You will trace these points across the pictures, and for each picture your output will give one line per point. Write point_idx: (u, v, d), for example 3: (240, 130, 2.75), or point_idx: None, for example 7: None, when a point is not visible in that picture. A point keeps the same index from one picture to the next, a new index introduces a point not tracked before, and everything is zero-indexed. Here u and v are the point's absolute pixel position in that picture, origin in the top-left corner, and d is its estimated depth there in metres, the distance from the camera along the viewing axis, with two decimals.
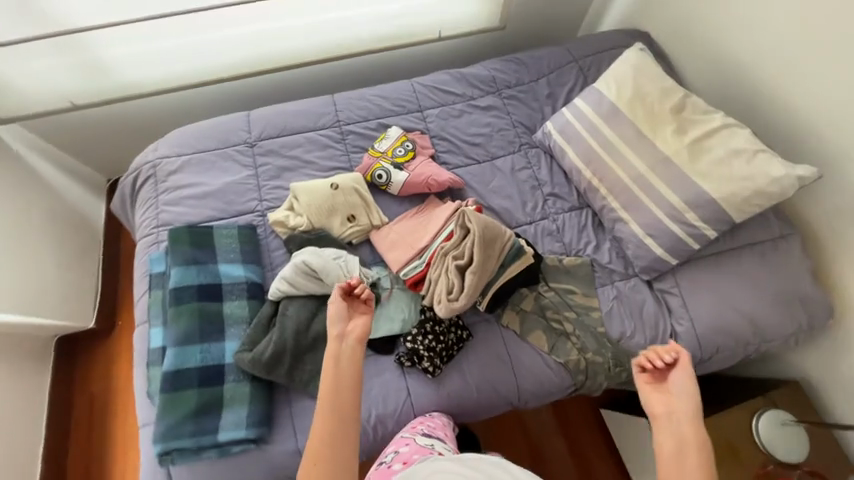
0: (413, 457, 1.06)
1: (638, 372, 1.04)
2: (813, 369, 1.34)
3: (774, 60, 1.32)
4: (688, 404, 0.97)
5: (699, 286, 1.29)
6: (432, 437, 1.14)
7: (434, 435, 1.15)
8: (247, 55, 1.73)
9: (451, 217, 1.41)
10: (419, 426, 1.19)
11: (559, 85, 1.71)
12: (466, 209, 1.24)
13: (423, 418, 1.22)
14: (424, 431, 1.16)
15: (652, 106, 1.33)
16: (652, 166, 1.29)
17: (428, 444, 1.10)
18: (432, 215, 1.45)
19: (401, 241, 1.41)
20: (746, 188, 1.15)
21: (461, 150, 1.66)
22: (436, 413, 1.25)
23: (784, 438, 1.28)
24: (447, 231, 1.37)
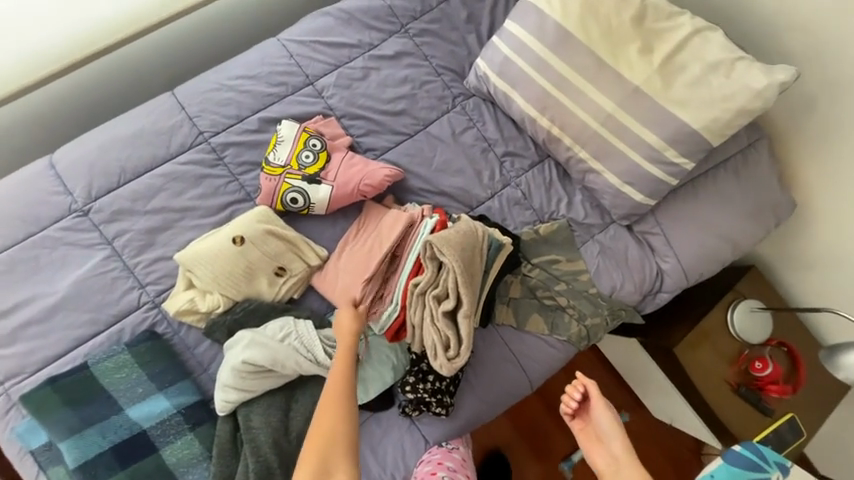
0: None
1: (568, 421, 1.06)
2: (774, 256, 1.40)
3: None
4: (616, 440, 0.99)
5: (677, 220, 1.23)
6: None
7: None
8: (24, 55, 1.16)
9: (413, 235, 1.13)
10: (440, 471, 1.08)
11: (476, 3, 1.32)
12: (433, 240, 1.02)
13: (440, 457, 1.12)
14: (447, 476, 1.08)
15: (605, 21, 1.05)
16: (621, 103, 1.07)
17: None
18: (381, 235, 1.14)
19: (357, 283, 1.10)
20: (728, 110, 1.00)
21: (384, 126, 1.27)
22: (451, 450, 1.16)
23: (755, 324, 1.37)
24: (413, 259, 1.11)
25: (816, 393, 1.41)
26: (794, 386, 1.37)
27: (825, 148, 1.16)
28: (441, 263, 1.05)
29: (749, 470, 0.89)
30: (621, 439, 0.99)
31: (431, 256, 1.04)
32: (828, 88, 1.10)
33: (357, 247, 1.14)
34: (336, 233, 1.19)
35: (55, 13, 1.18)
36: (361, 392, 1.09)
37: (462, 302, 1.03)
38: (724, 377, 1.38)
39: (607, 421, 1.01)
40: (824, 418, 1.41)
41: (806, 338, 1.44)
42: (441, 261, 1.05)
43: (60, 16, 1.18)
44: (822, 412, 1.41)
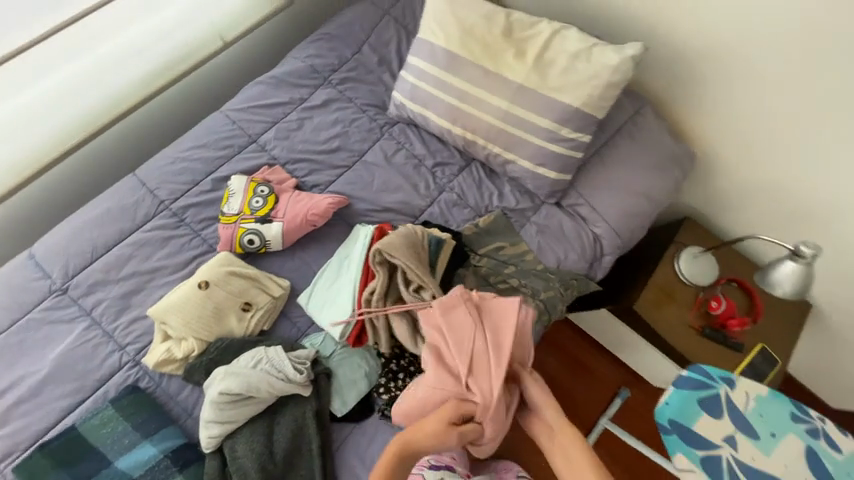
0: None
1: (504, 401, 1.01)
2: (701, 204, 1.52)
3: None
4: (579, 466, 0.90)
5: (596, 188, 1.37)
6: (440, 470, 1.13)
7: (442, 466, 1.14)
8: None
9: (354, 250, 1.25)
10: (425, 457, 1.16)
11: (383, 47, 1.53)
12: (381, 245, 1.16)
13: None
14: (432, 462, 1.15)
15: (482, 37, 1.24)
16: (513, 99, 1.23)
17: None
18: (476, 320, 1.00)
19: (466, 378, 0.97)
20: (597, 85, 1.16)
21: (325, 163, 1.44)
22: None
23: (702, 268, 1.46)
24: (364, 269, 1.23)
25: (780, 321, 1.48)
26: (753, 317, 1.44)
27: (701, 100, 1.32)
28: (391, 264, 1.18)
29: (697, 391, 0.95)
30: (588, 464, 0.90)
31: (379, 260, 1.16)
32: (684, 51, 1.27)
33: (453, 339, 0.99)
34: (296, 264, 1.31)
35: (21, 128, 1.32)
36: (339, 403, 1.15)
37: (427, 283, 1.15)
38: (687, 323, 1.46)
39: (572, 450, 0.92)
40: (793, 343, 1.47)
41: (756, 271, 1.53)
42: (391, 262, 1.18)
43: (25, 129, 1.33)
44: (790, 338, 1.46)
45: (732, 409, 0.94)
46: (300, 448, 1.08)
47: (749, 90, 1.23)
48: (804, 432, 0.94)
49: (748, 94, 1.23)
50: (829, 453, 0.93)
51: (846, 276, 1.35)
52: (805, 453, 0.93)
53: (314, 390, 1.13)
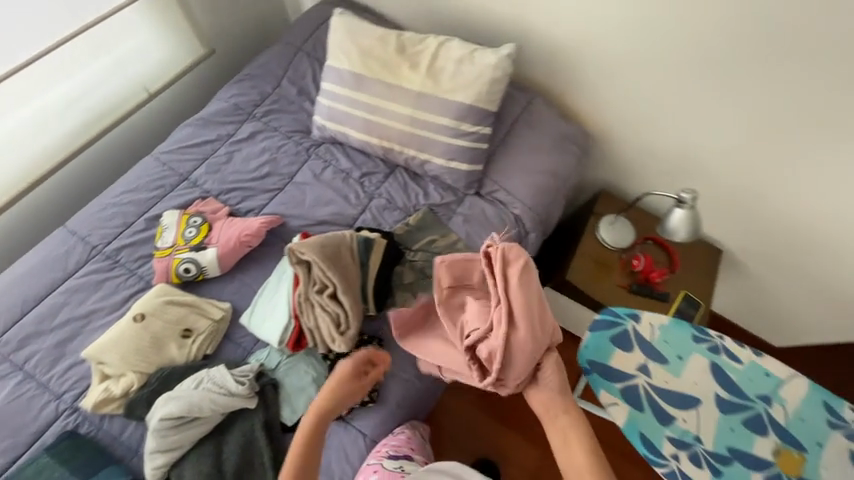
0: None
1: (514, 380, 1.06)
2: (609, 176, 1.68)
3: None
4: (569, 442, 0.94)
5: (508, 173, 1.51)
6: (398, 459, 1.16)
7: (400, 455, 1.17)
8: None
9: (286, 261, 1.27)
10: (384, 448, 1.18)
11: (301, 79, 1.66)
12: (292, 245, 1.20)
13: (385, 438, 1.21)
14: (391, 453, 1.17)
15: (379, 57, 1.39)
16: (415, 106, 1.38)
17: (396, 469, 1.12)
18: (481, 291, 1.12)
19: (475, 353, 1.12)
20: (483, 83, 1.32)
21: (257, 189, 1.51)
22: (401, 431, 1.25)
23: (620, 232, 1.60)
24: (290, 275, 1.27)
25: (697, 268, 1.62)
26: (671, 268, 1.59)
27: (581, 86, 1.49)
28: (309, 262, 1.22)
29: (608, 329, 1.05)
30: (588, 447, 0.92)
31: (294, 260, 1.20)
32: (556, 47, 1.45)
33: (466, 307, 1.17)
34: (236, 286, 1.35)
35: None
36: (289, 411, 1.16)
37: (335, 283, 1.19)
38: (617, 284, 1.58)
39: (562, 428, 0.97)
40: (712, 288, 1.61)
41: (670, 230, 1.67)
42: (307, 261, 1.22)
43: None
44: (708, 283, 1.60)
45: (641, 341, 1.04)
46: (252, 461, 1.09)
47: (615, 73, 1.40)
48: (706, 350, 1.04)
49: (617, 76, 1.40)
50: (730, 365, 1.03)
51: (739, 218, 1.51)
52: (710, 368, 1.03)
53: (261, 401, 1.14)
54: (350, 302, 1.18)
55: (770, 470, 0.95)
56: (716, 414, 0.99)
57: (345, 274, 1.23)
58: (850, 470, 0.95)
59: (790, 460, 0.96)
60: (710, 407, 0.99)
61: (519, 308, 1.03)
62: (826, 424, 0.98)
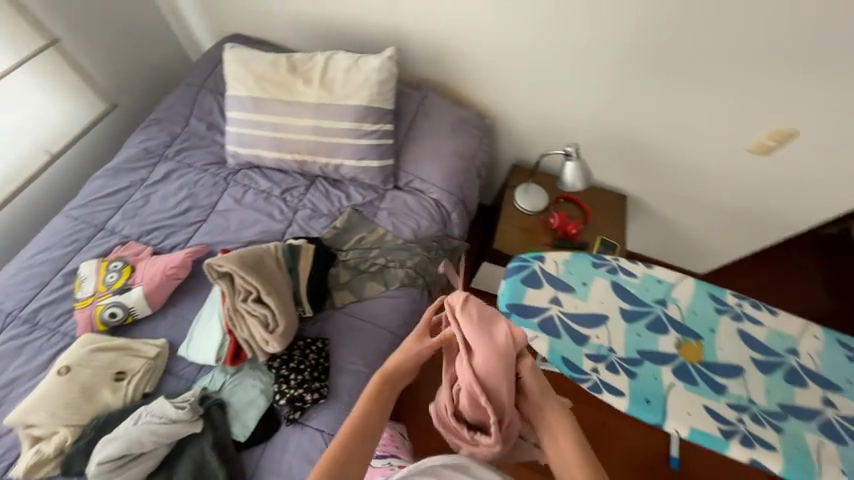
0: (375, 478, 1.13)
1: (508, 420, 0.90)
2: (515, 150, 1.83)
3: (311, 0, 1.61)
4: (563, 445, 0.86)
5: (420, 163, 1.62)
6: (386, 456, 1.23)
7: (387, 454, 1.25)
8: None
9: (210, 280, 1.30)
10: None
11: (208, 114, 1.72)
12: (209, 261, 1.24)
13: None
14: (378, 453, 1.24)
15: (273, 79, 1.49)
16: (316, 116, 1.49)
17: (384, 462, 1.19)
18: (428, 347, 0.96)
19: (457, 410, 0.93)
20: (372, 85, 1.45)
21: (179, 225, 1.52)
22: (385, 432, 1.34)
23: (533, 197, 1.75)
24: (217, 293, 1.31)
25: (612, 213, 1.75)
26: (585, 218, 1.72)
27: (464, 74, 1.64)
28: (230, 275, 1.26)
29: (518, 275, 1.16)
30: (569, 441, 0.87)
31: (214, 275, 1.24)
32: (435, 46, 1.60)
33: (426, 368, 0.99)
34: (170, 321, 1.34)
35: None
36: (240, 427, 1.17)
37: (259, 288, 1.23)
38: (542, 244, 1.71)
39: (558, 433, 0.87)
40: (624, 232, 1.74)
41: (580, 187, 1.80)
42: (228, 273, 1.26)
43: None
44: (620, 226, 1.73)
45: (548, 277, 1.16)
46: None
47: (490, 58, 1.55)
48: (604, 272, 1.17)
49: (493, 60, 1.56)
50: (627, 281, 1.17)
51: (632, 164, 1.68)
52: (611, 287, 1.15)
53: (207, 424, 1.15)
54: (276, 302, 1.23)
55: (675, 361, 1.07)
56: (622, 324, 1.11)
57: (269, 279, 1.27)
58: (740, 345, 1.10)
59: (691, 349, 1.09)
60: (616, 320, 1.11)
61: (479, 346, 0.87)
62: (713, 312, 1.14)
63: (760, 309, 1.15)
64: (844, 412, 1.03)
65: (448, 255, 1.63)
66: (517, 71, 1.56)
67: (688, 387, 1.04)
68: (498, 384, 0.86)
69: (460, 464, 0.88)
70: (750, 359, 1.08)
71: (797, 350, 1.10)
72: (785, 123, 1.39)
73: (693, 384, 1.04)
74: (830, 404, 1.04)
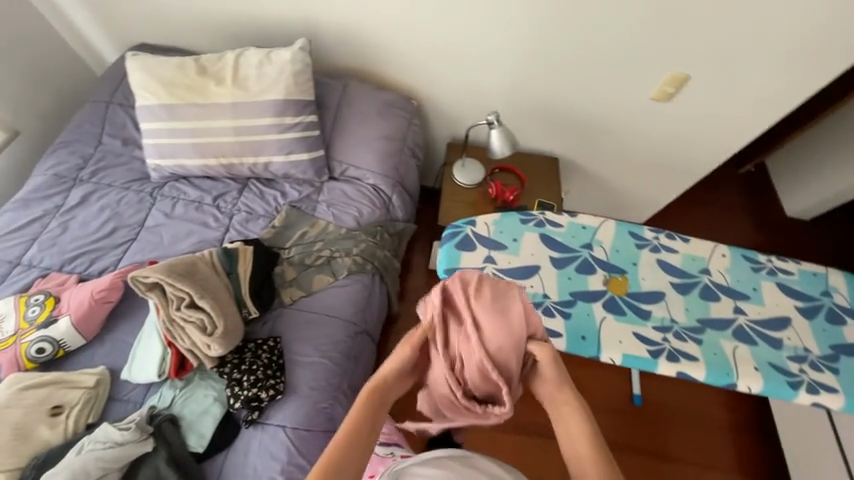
0: (377, 468, 1.13)
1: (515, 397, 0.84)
2: (447, 128, 1.87)
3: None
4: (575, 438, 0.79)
5: (351, 150, 1.63)
6: (389, 445, 1.22)
7: (391, 442, 1.24)
8: None
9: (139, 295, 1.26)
10: None
11: (122, 130, 1.64)
12: (133, 275, 1.21)
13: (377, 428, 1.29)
14: (381, 440, 1.23)
15: (182, 83, 1.46)
16: (234, 115, 1.48)
17: (388, 453, 1.19)
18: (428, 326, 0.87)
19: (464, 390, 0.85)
20: (286, 77, 1.46)
21: (106, 248, 1.45)
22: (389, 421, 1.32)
23: (470, 172, 1.78)
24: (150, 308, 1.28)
25: (548, 176, 1.82)
26: (521, 184, 1.78)
27: (381, 56, 1.65)
28: (159, 285, 1.23)
29: (452, 242, 1.21)
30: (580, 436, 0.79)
31: (142, 288, 1.21)
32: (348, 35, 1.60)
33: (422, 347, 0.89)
34: (108, 347, 1.28)
35: None
36: (196, 437, 1.16)
37: (191, 293, 1.22)
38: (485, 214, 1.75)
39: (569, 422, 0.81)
40: (560, 192, 1.80)
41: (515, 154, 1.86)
42: (157, 284, 1.23)
43: None
44: (554, 188, 1.79)
45: (480, 239, 1.21)
46: None
47: (402, 38, 1.57)
48: (531, 226, 1.24)
49: (405, 40, 1.57)
50: (554, 231, 1.24)
51: (557, 126, 1.75)
52: (540, 239, 1.22)
53: (160, 440, 1.13)
54: (212, 304, 1.22)
55: (604, 297, 1.15)
56: (554, 271, 1.17)
57: (203, 283, 1.26)
58: (659, 272, 1.20)
59: (618, 283, 1.17)
60: (548, 268, 1.18)
61: (494, 322, 0.82)
62: (634, 247, 1.23)
63: (674, 239, 1.25)
64: (752, 316, 1.14)
65: (394, 237, 1.65)
66: (430, 48, 1.58)
67: (617, 318, 1.11)
68: (507, 360, 0.82)
69: (464, 456, 0.85)
70: (669, 284, 1.18)
71: (708, 269, 1.21)
72: (682, 68, 1.48)
73: (622, 315, 1.12)
74: (740, 312, 1.15)
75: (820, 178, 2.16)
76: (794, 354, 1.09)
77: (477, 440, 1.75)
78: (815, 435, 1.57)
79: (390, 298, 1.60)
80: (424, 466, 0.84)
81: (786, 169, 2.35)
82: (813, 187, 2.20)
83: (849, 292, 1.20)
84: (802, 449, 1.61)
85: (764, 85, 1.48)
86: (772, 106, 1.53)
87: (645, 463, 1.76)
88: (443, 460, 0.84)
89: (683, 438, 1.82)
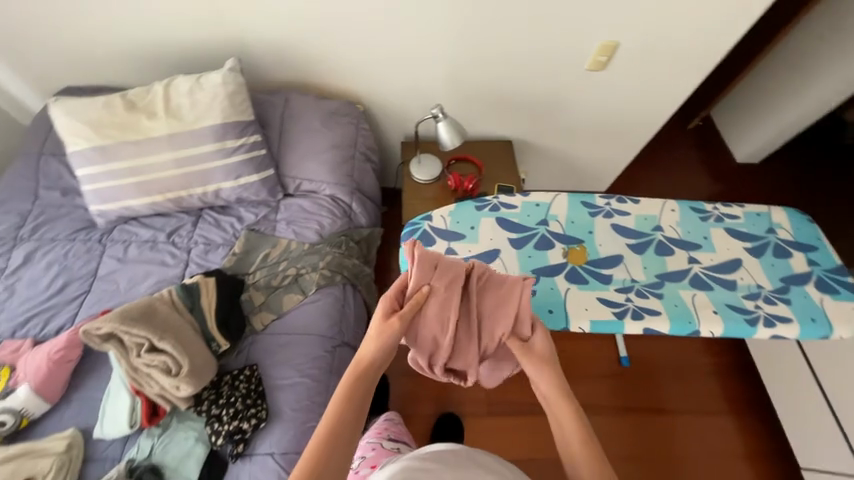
0: (381, 459, 1.12)
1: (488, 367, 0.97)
2: (397, 127, 1.87)
3: (129, 31, 1.50)
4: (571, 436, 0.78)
5: (302, 164, 1.60)
6: (397, 441, 1.24)
7: (399, 439, 1.26)
8: None
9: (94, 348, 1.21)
10: (384, 431, 1.27)
11: (59, 180, 1.57)
12: (84, 329, 1.15)
13: (388, 424, 1.32)
14: (390, 435, 1.25)
15: (112, 122, 1.41)
16: (173, 147, 1.44)
17: (394, 447, 1.19)
18: (433, 306, 0.89)
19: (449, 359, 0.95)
20: (221, 100, 1.43)
21: (60, 304, 1.39)
22: (397, 422, 1.34)
23: (427, 167, 1.76)
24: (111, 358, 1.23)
25: (503, 159, 1.84)
26: (479, 171, 1.79)
27: (316, 64, 1.62)
28: (113, 334, 1.19)
29: (412, 239, 1.22)
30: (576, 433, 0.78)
31: (97, 340, 1.17)
32: (278, 47, 1.56)
33: (415, 320, 0.91)
34: (76, 406, 1.24)
35: None
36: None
37: (149, 337, 1.18)
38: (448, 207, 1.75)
39: (565, 415, 0.80)
40: (518, 173, 1.82)
41: (469, 143, 1.87)
42: (110, 333, 1.18)
43: None
44: (512, 169, 1.81)
45: (438, 232, 1.22)
46: None
47: (333, 44, 1.54)
48: (487, 212, 1.26)
49: (337, 45, 1.55)
50: (509, 213, 1.26)
51: (503, 109, 1.77)
52: (496, 223, 1.24)
53: None
54: (173, 345, 1.19)
55: (565, 269, 1.17)
56: (513, 252, 1.19)
57: (161, 324, 1.21)
58: (615, 236, 1.23)
59: (577, 253, 1.20)
60: (508, 250, 1.20)
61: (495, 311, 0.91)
62: (588, 216, 1.26)
63: (624, 202, 1.29)
64: (706, 264, 1.19)
65: (361, 245, 1.64)
66: (363, 51, 1.56)
67: (580, 287, 1.14)
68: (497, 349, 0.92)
69: (465, 452, 0.81)
70: (625, 246, 1.22)
71: (660, 226, 1.25)
72: (610, 36, 1.51)
73: (584, 283, 1.15)
74: (694, 261, 1.19)
75: (761, 122, 2.24)
76: (748, 292, 1.14)
77: (477, 429, 1.76)
78: (788, 365, 1.64)
79: (366, 306, 1.59)
80: (423, 461, 0.78)
81: (732, 118, 2.43)
82: (756, 131, 2.27)
83: (791, 226, 1.26)
84: (779, 379, 1.68)
85: (689, 41, 1.52)
86: (700, 60, 1.59)
87: (642, 420, 1.81)
88: (441, 454, 0.80)
89: (673, 389, 1.88)
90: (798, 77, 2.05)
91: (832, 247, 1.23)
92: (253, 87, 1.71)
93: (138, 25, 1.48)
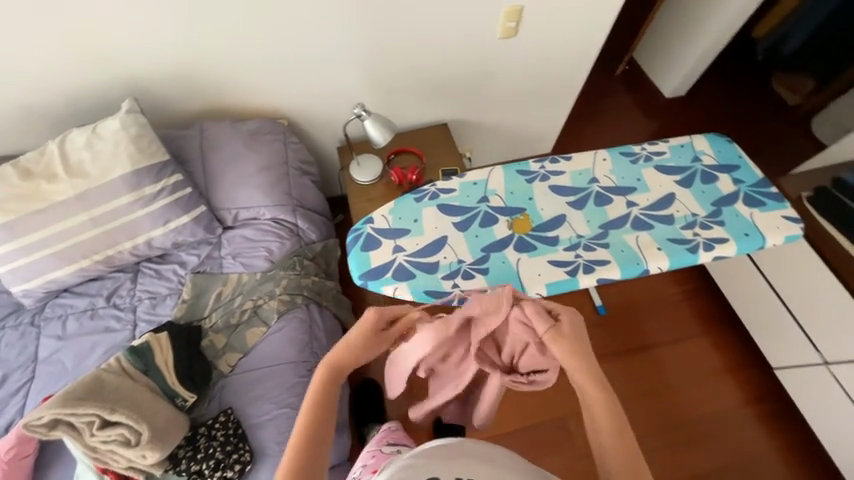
0: (381, 462, 1.09)
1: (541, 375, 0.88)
2: (328, 134, 1.81)
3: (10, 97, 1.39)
4: (602, 420, 0.79)
5: (235, 193, 1.53)
6: (395, 445, 1.23)
7: (398, 443, 1.25)
8: None
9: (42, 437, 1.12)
10: (384, 439, 1.27)
11: None
12: (25, 422, 1.07)
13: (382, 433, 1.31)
14: (390, 441, 1.24)
15: (10, 196, 1.29)
16: (86, 206, 1.34)
17: (394, 449, 1.18)
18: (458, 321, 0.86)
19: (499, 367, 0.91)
20: (127, 148, 1.34)
21: (3, 400, 1.29)
22: (394, 430, 1.34)
23: (367, 168, 1.71)
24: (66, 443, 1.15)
25: (442, 143, 1.82)
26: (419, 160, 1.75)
27: (225, 88, 1.54)
28: (60, 420, 1.10)
29: (358, 247, 1.19)
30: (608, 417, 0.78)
31: (41, 430, 1.08)
32: (177, 79, 1.47)
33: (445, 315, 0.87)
34: None
35: None
36: None
37: (100, 412, 1.10)
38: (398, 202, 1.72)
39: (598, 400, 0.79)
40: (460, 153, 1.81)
41: (404, 136, 1.84)
42: (56, 420, 1.10)
43: None
44: (452, 151, 1.79)
45: (383, 233, 1.20)
46: None
47: (234, 64, 1.47)
48: (427, 202, 1.25)
49: (239, 65, 1.47)
50: (449, 198, 1.25)
51: (427, 93, 1.74)
52: (439, 211, 1.23)
53: None
54: (126, 414, 1.11)
55: (514, 240, 1.18)
56: (460, 235, 1.19)
57: (110, 396, 1.13)
58: (554, 197, 1.25)
59: (522, 222, 1.20)
60: (455, 234, 1.19)
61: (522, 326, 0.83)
62: (525, 183, 1.27)
63: (557, 162, 1.31)
64: (643, 204, 1.22)
65: (317, 261, 1.60)
66: (268, 65, 1.49)
67: (530, 254, 1.15)
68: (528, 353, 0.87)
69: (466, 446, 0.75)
70: (566, 205, 1.23)
71: (595, 177, 1.28)
72: (512, 2, 1.51)
73: (533, 250, 1.16)
74: (632, 205, 1.23)
75: (679, 55, 2.32)
76: (685, 223, 1.18)
77: None
78: (743, 278, 1.73)
79: (336, 321, 1.55)
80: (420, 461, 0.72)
81: (653, 58, 2.50)
82: (677, 65, 2.35)
83: (714, 151, 1.32)
84: (738, 292, 1.76)
85: None
86: (601, 8, 1.61)
87: (628, 363, 1.88)
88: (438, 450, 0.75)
89: (651, 326, 1.95)
90: (700, 8, 2.13)
91: (753, 162, 1.29)
92: (164, 125, 1.61)
93: (13, 85, 1.36)
